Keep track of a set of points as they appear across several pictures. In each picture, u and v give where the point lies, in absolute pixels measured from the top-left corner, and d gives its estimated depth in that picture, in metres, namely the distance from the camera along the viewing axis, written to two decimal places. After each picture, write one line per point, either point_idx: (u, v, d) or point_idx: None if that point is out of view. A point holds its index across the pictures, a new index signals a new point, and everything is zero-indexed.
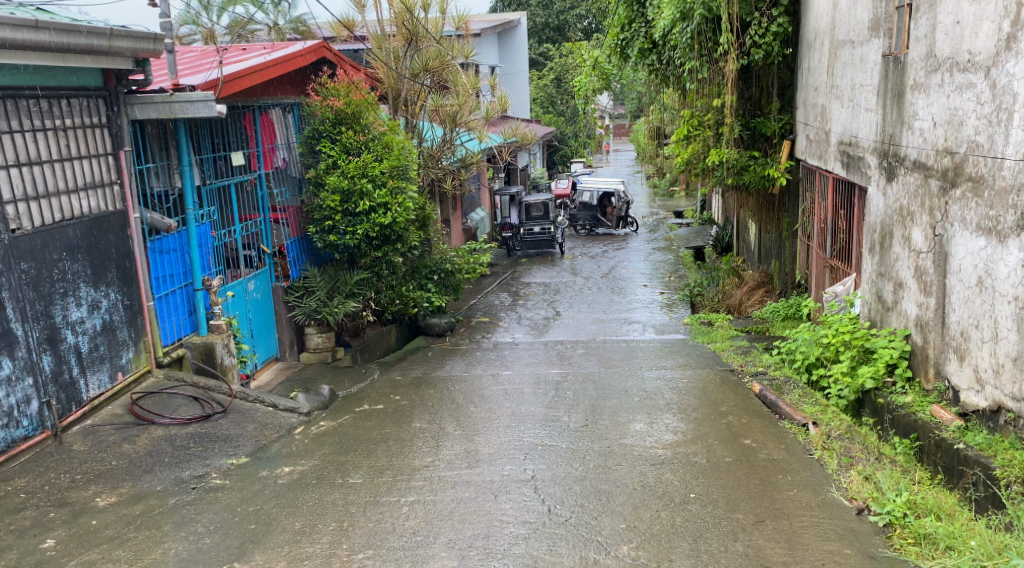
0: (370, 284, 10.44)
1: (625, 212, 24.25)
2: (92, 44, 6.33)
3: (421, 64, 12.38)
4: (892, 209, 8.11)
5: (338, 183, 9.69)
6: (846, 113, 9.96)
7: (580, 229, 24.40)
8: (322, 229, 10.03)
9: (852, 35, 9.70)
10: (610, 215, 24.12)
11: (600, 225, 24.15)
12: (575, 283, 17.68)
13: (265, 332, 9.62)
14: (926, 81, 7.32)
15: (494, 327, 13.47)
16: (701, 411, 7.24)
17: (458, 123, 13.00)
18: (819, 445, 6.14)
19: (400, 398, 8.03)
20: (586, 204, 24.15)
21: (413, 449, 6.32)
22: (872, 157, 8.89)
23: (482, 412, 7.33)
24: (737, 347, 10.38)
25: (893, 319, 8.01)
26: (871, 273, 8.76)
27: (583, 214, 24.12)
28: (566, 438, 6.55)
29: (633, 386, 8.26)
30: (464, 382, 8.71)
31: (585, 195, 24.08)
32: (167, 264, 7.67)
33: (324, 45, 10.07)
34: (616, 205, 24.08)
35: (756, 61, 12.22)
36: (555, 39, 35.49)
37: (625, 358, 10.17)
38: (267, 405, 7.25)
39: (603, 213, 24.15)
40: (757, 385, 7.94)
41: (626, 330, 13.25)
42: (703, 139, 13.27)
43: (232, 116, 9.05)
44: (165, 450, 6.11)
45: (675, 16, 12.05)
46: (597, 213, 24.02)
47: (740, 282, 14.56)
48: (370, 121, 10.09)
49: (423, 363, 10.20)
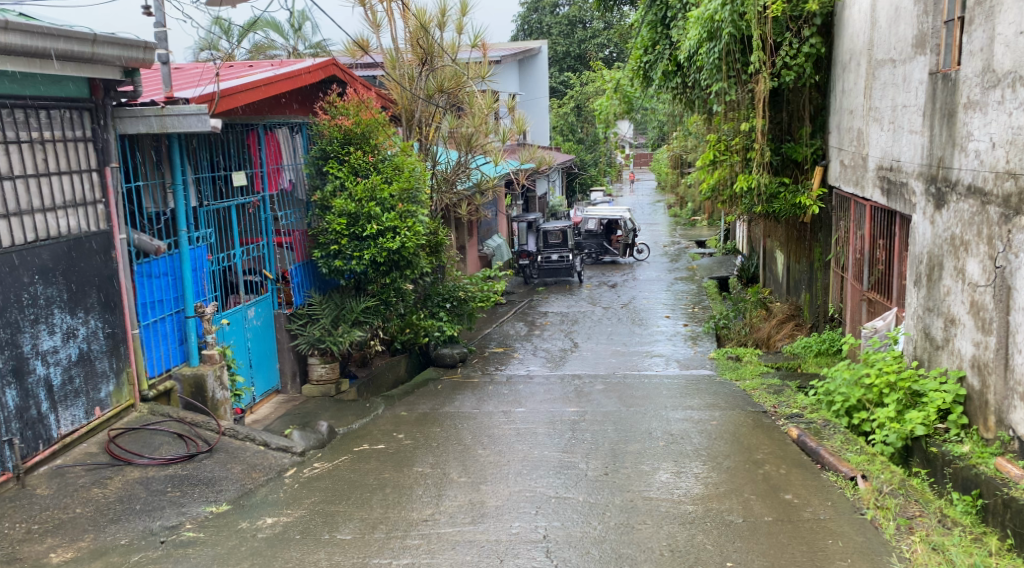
0: (378, 312, 9.76)
1: (631, 239, 23.67)
2: (72, 50, 5.80)
3: (436, 85, 11.68)
4: (944, 239, 7.47)
5: (344, 206, 9.13)
6: (886, 136, 9.33)
7: (585, 258, 23.68)
8: (328, 254, 9.44)
9: (893, 52, 9.10)
10: (615, 243, 23.49)
11: (606, 253, 23.47)
12: (595, 313, 17.04)
13: (265, 362, 9.07)
14: (981, 99, 6.74)
15: (509, 359, 12.85)
16: (733, 459, 6.57)
17: (474, 146, 12.40)
18: (870, 503, 5.45)
19: (404, 437, 7.43)
20: (591, 232, 23.45)
21: (412, 499, 5.69)
22: (917, 182, 8.25)
23: (491, 456, 6.70)
24: (768, 385, 9.71)
25: (944, 359, 7.37)
26: (917, 308, 8.11)
27: (589, 242, 23.37)
28: (583, 488, 5.90)
29: (657, 429, 7.58)
30: (474, 420, 8.08)
31: (590, 222, 23.38)
32: (157, 288, 7.08)
33: (334, 62, 9.54)
34: (622, 232, 23.52)
35: (787, 83, 11.61)
36: (576, 67, 35.11)
37: (649, 395, 9.50)
38: (258, 443, 6.65)
39: (608, 241, 23.49)
40: (794, 430, 7.25)
41: (649, 364, 12.58)
42: (730, 165, 12.63)
43: (233, 134, 8.52)
44: (138, 496, 5.51)
45: (701, 35, 11.59)
46: (603, 242, 23.32)
47: (768, 314, 13.90)
48: (380, 142, 9.55)
49: (432, 397, 9.59)
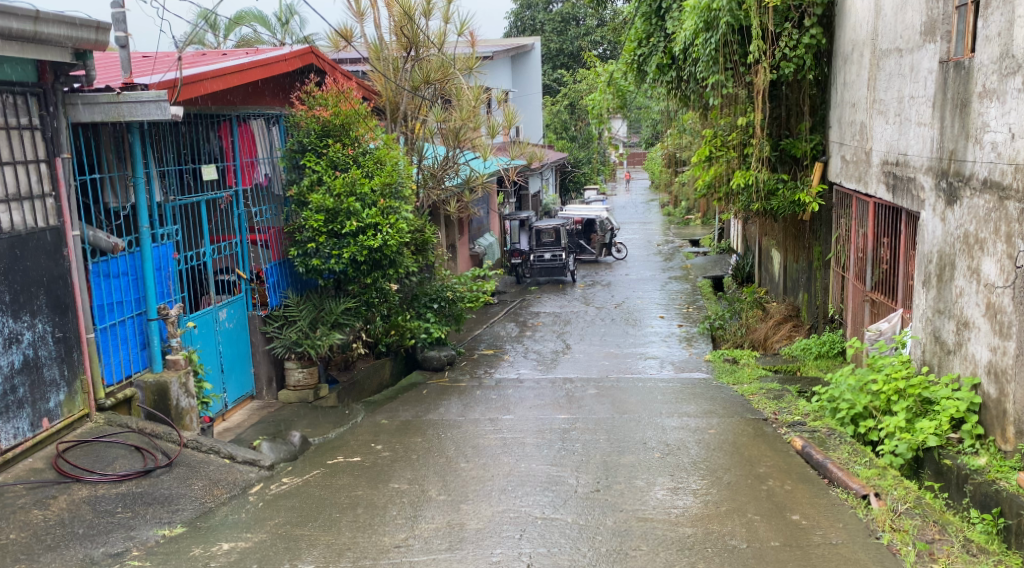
0: (358, 314, 9.27)
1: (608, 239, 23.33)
2: (13, 28, 5.30)
3: (422, 76, 11.14)
4: (956, 236, 7.05)
5: (322, 201, 8.66)
6: (892, 129, 8.89)
7: None
8: (305, 252, 8.95)
9: (899, 42, 8.67)
10: (593, 243, 23.18)
11: (583, 252, 23.15)
12: (588, 313, 16.57)
13: (238, 366, 8.60)
14: (999, 87, 6.32)
15: (499, 361, 12.39)
16: (733, 472, 6.12)
17: (461, 140, 11.84)
18: (886, 524, 5.02)
19: (383, 448, 6.96)
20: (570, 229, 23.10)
21: (385, 521, 5.24)
22: (926, 177, 7.82)
23: (474, 470, 6.22)
24: (768, 390, 9.26)
25: (956, 364, 6.97)
26: (925, 310, 7.67)
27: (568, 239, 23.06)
28: (572, 508, 5.44)
29: (652, 438, 7.13)
30: (459, 428, 7.61)
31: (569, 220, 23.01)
32: (116, 289, 6.58)
33: (312, 51, 9.08)
34: (599, 232, 23.14)
35: (787, 75, 11.13)
36: (569, 65, 34.62)
37: (643, 400, 9.06)
38: (223, 456, 6.21)
39: (587, 240, 23.21)
40: (797, 440, 6.80)
41: (643, 366, 12.12)
42: (727, 161, 12.15)
43: (203, 125, 8.04)
44: (83, 518, 5.04)
45: (697, 26, 11.10)
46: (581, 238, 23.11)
47: (765, 315, 13.48)
48: (361, 134, 9.10)
49: (416, 403, 9.12)
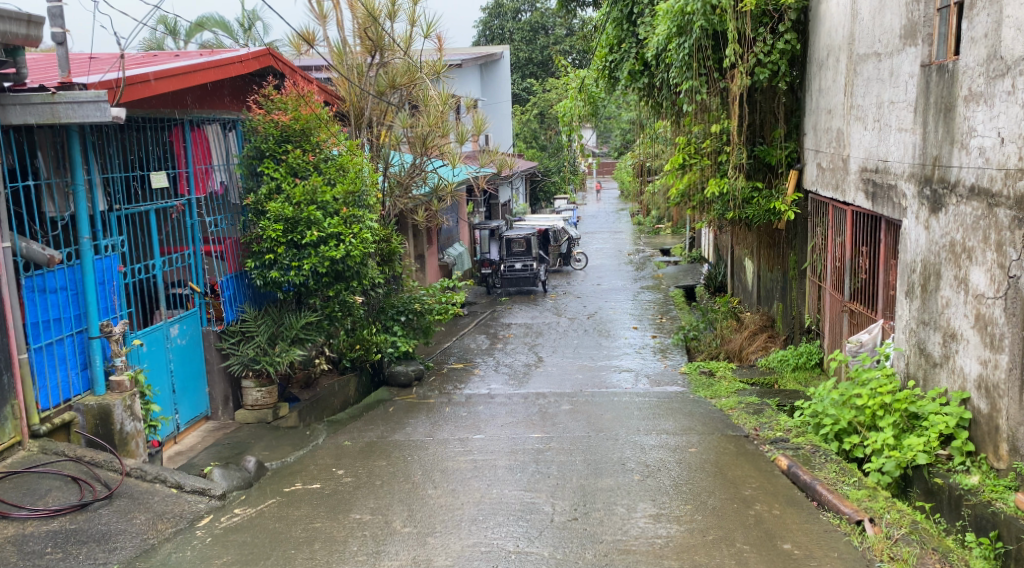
0: (320, 328, 8.81)
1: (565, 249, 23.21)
2: None
3: (388, 81, 10.87)
4: (941, 246, 6.79)
5: (280, 210, 8.19)
6: (870, 136, 8.65)
7: None
8: (262, 264, 8.50)
9: (878, 45, 8.42)
10: (552, 253, 22.76)
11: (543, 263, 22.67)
12: (560, 324, 16.24)
13: (190, 385, 8.14)
14: (987, 90, 6.07)
15: (469, 375, 11.98)
16: (718, 496, 5.79)
17: (430, 147, 11.44)
18: (884, 554, 4.79)
19: (345, 473, 6.53)
20: None
21: (345, 559, 4.87)
22: (908, 184, 7.56)
23: (442, 497, 5.83)
24: (747, 404, 8.95)
25: (943, 378, 6.70)
26: (909, 321, 7.41)
27: None
28: (548, 540, 5.09)
29: (630, 459, 6.78)
30: (426, 450, 7.21)
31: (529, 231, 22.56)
32: (52, 305, 6.12)
33: (270, 52, 8.62)
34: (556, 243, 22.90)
35: (762, 82, 10.90)
36: (538, 74, 34.41)
37: (618, 416, 8.71)
38: (169, 485, 5.78)
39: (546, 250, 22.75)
40: (782, 459, 6.48)
41: (617, 380, 11.77)
42: (700, 169, 11.74)
43: (153, 130, 7.63)
44: (7, 561, 4.65)
45: (670, 30, 10.83)
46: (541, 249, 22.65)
47: (739, 325, 13.23)
48: (322, 140, 8.70)
49: (381, 422, 8.69)
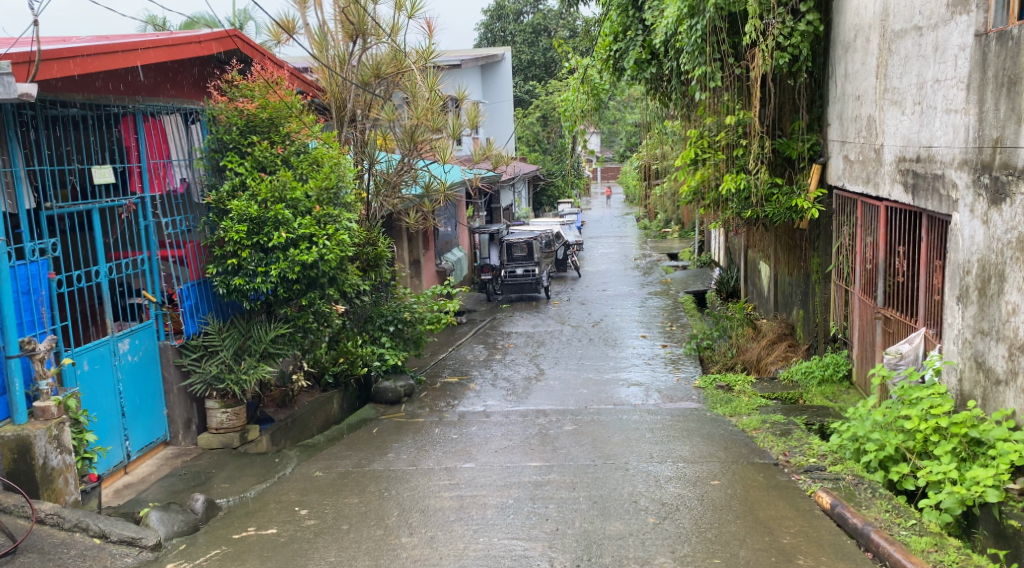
0: (292, 341, 7.83)
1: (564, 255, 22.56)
2: None
3: (372, 70, 9.94)
4: (1005, 243, 5.83)
5: (244, 208, 7.22)
6: (909, 121, 7.67)
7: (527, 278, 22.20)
8: (225, 270, 7.51)
9: (918, 17, 7.45)
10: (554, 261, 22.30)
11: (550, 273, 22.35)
12: (563, 333, 15.25)
13: (144, 408, 7.17)
14: None
15: (464, 390, 10.99)
16: (748, 547, 4.91)
17: (418, 141, 10.46)
18: None
19: (309, 514, 5.57)
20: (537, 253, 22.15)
21: None
22: (958, 173, 6.57)
23: (417, 549, 4.93)
24: (773, 423, 7.96)
25: (1010, 398, 5.73)
26: (962, 330, 6.41)
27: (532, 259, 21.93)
28: None
29: (642, 494, 5.82)
30: (407, 483, 6.26)
31: None
32: None
33: (234, 34, 7.70)
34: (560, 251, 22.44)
35: (783, 67, 9.88)
36: (541, 76, 33.50)
37: (627, 439, 7.74)
38: (93, 534, 4.89)
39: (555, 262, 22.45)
40: (823, 497, 5.49)
41: (626, 394, 10.79)
42: (714, 164, 10.68)
43: (95, 119, 6.70)
44: None
45: (681, 11, 9.82)
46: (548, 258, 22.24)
47: (756, 334, 12.26)
48: (294, 130, 7.77)
49: (361, 447, 7.72)
